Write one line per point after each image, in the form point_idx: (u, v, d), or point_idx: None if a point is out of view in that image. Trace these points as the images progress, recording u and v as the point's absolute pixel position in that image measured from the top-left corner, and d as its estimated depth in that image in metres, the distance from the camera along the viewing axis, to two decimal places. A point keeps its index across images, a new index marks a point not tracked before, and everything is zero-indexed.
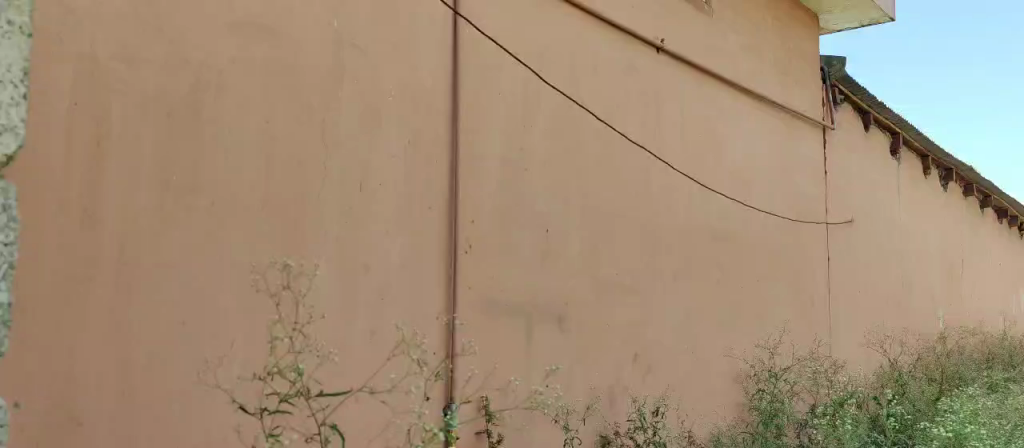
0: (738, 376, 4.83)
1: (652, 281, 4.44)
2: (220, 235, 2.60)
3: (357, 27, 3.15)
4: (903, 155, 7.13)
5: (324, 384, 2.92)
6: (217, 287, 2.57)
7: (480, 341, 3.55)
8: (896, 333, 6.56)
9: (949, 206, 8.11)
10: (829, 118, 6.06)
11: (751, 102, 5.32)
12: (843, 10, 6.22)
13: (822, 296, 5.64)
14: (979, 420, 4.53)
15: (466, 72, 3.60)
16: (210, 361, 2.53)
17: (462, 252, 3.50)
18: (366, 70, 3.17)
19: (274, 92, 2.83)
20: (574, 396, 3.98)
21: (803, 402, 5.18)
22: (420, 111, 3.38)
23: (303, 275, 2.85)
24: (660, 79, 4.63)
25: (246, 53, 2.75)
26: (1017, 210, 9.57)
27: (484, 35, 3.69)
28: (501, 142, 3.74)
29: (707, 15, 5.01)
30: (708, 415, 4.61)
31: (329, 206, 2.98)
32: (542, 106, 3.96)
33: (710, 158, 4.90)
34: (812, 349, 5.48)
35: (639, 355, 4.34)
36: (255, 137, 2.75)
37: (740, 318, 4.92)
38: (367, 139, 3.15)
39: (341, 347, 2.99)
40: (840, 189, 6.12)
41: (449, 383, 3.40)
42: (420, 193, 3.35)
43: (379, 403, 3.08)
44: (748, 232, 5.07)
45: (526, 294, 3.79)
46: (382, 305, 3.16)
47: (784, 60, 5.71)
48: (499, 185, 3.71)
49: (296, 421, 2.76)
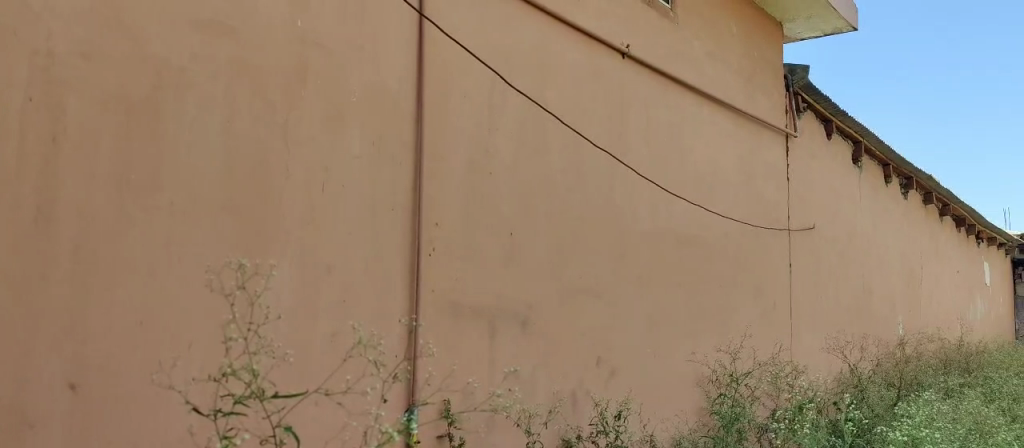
0: (700, 380, 5.01)
1: (619, 286, 4.37)
2: (178, 242, 2.39)
3: (321, 21, 2.90)
4: (835, 140, 7.60)
5: (280, 385, 2.63)
6: (176, 288, 2.38)
7: (444, 344, 3.27)
8: (844, 336, 7.15)
9: (878, 194, 8.70)
10: (791, 125, 6.62)
11: (716, 107, 5.57)
12: (806, 19, 6.77)
13: (779, 302, 6.04)
14: (935, 425, 4.61)
15: (434, 71, 3.35)
16: (165, 363, 2.34)
17: (427, 254, 3.22)
18: (332, 67, 2.92)
19: (237, 89, 2.60)
20: (537, 399, 3.74)
21: (764, 407, 5.42)
22: (387, 113, 3.12)
23: (260, 275, 2.61)
24: (627, 84, 4.62)
25: (209, 50, 2.52)
26: (942, 192, 10.43)
27: (447, 34, 3.43)
28: (468, 145, 3.49)
29: (672, 21, 5.13)
30: (671, 418, 4.72)
31: (290, 211, 2.73)
32: (506, 108, 3.72)
33: (673, 164, 4.98)
34: (775, 355, 5.82)
35: (602, 357, 4.19)
36: (218, 137, 2.52)
37: (703, 322, 5.09)
38: (334, 141, 2.90)
39: (299, 348, 2.71)
40: (799, 193, 6.67)
41: (411, 385, 3.09)
42: (382, 196, 3.07)
43: (336, 406, 2.80)
44: (710, 236, 5.27)
45: (492, 298, 3.53)
46: (345, 308, 2.89)
47: (747, 67, 6.09)
48: (464, 186, 3.45)
49: (250, 422, 2.50)
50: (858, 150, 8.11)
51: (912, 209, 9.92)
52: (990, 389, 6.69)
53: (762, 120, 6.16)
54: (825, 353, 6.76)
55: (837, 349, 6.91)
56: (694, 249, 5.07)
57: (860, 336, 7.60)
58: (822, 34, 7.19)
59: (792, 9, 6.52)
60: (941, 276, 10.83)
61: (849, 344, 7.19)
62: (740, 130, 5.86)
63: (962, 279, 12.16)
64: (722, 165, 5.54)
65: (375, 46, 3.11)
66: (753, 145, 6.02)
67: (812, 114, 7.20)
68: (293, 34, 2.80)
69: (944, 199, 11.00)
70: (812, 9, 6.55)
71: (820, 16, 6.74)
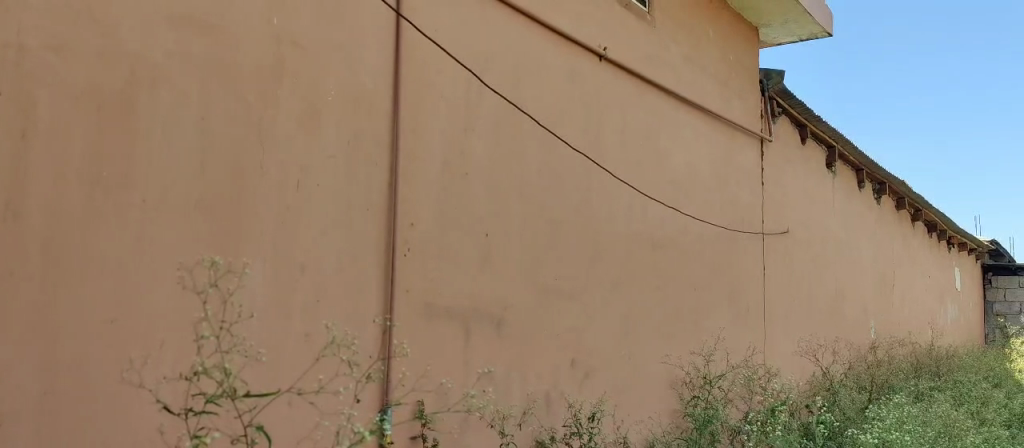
0: (674, 382, 5.02)
1: (593, 288, 4.37)
2: (150, 240, 2.37)
3: (297, 20, 2.89)
4: (809, 145, 7.65)
5: (252, 384, 2.61)
6: (148, 286, 2.36)
7: (418, 344, 3.25)
8: (816, 340, 7.19)
9: (851, 199, 8.77)
10: (766, 130, 6.66)
11: (692, 110, 5.59)
12: (781, 25, 6.81)
13: (752, 304, 6.07)
14: (905, 428, 4.66)
15: (411, 72, 3.34)
16: (135, 361, 2.32)
17: (402, 254, 3.21)
18: (307, 65, 2.91)
19: (212, 86, 2.58)
20: (511, 400, 3.73)
21: (737, 410, 5.44)
22: (363, 112, 3.11)
23: (232, 273, 2.59)
24: (604, 86, 4.63)
25: (183, 47, 2.50)
26: (914, 197, 10.53)
27: (424, 34, 3.42)
28: (444, 146, 3.48)
29: (649, 24, 5.15)
30: (645, 419, 4.73)
31: (264, 210, 2.71)
32: (482, 109, 3.72)
33: (649, 167, 5.00)
34: (748, 357, 5.85)
35: (577, 359, 4.19)
36: (192, 135, 2.50)
37: (677, 324, 5.10)
38: (308, 139, 2.88)
39: (271, 347, 2.69)
40: (773, 197, 6.71)
41: (384, 385, 3.07)
42: (356, 196, 3.06)
43: (308, 406, 2.78)
44: (684, 238, 5.29)
45: (466, 299, 3.52)
46: (318, 307, 2.87)
47: (723, 71, 6.12)
48: (440, 186, 3.44)
49: (222, 421, 2.47)
50: (832, 155, 8.17)
51: (885, 214, 10.01)
52: (959, 393, 6.78)
53: (738, 124, 6.19)
54: (798, 357, 6.81)
55: (809, 352, 6.96)
56: (668, 252, 5.09)
57: (833, 339, 7.66)
58: (798, 40, 7.24)
59: (769, 14, 6.56)
60: (913, 281, 10.93)
61: (822, 347, 7.24)
62: (715, 134, 5.89)
63: (934, 284, 12.29)
64: (697, 168, 5.56)
65: (352, 45, 3.10)
66: (727, 149, 6.05)
67: (786, 118, 7.24)
68: (269, 32, 2.78)
69: (916, 205, 11.11)
70: (787, 14, 6.59)
71: (796, 22, 6.79)
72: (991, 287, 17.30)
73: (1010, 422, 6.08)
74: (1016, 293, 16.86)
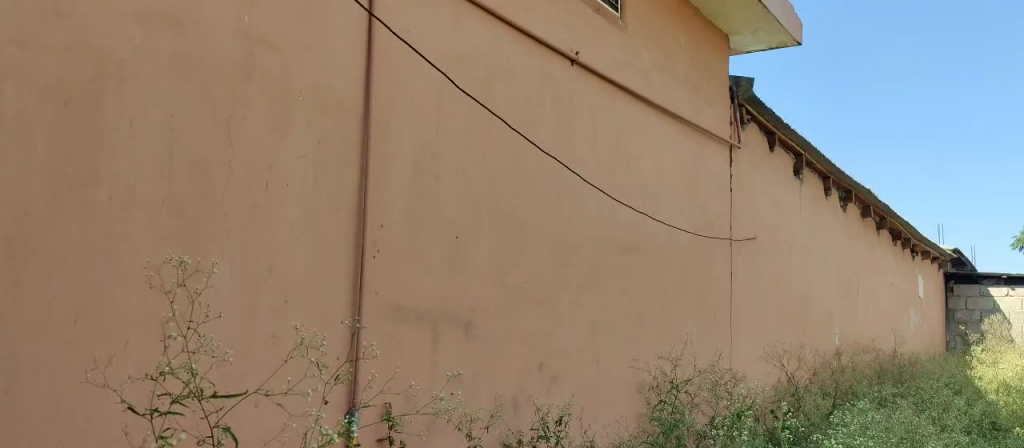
0: (641, 386, 5.04)
1: (563, 292, 4.38)
2: (115, 239, 2.34)
3: (268, 19, 2.87)
4: (777, 152, 7.73)
5: (220, 385, 2.59)
6: (114, 284, 2.33)
7: (386, 346, 3.24)
8: (782, 346, 7.26)
9: (818, 207, 8.87)
10: (735, 136, 6.72)
11: (662, 115, 5.62)
12: (752, 32, 6.87)
13: (720, 310, 6.12)
14: (868, 433, 4.73)
15: (382, 73, 3.33)
16: (99, 361, 2.29)
17: (371, 256, 3.21)
18: (278, 65, 2.89)
19: (181, 85, 2.55)
20: (478, 403, 3.72)
21: (703, 415, 5.47)
22: (334, 112, 3.10)
23: (200, 273, 2.56)
24: (575, 90, 4.65)
25: (152, 43, 2.48)
26: (879, 205, 10.67)
27: (396, 35, 3.42)
28: (415, 147, 3.48)
29: (621, 30, 5.17)
30: (612, 424, 4.75)
31: (233, 209, 2.69)
32: (454, 112, 3.72)
33: (619, 172, 5.03)
34: (714, 362, 5.88)
35: (545, 362, 4.20)
36: (161, 133, 2.48)
37: (645, 329, 5.13)
38: (278, 139, 2.87)
39: (239, 348, 2.66)
40: (741, 204, 6.77)
41: (352, 388, 3.06)
42: (326, 196, 3.05)
43: (275, 407, 2.76)
44: (653, 243, 5.32)
45: (435, 301, 3.52)
46: (287, 308, 2.86)
47: (693, 78, 6.16)
48: (411, 188, 3.44)
49: (188, 422, 2.45)
50: (799, 162, 8.26)
51: (850, 222, 10.12)
52: (921, 399, 6.87)
53: (706, 130, 6.24)
54: (764, 362, 6.86)
55: (775, 358, 7.02)
56: (637, 257, 5.11)
57: (799, 345, 7.73)
58: (768, 48, 7.31)
59: (740, 21, 6.61)
60: (877, 288, 11.07)
61: (787, 353, 7.31)
62: (685, 140, 5.94)
63: (897, 291, 12.44)
64: (666, 174, 5.60)
65: (323, 45, 3.08)
66: (697, 155, 6.09)
67: (755, 125, 7.31)
68: (240, 30, 2.76)
69: (881, 213, 11.25)
70: (758, 23, 6.65)
71: (766, 30, 6.85)
72: (953, 295, 17.58)
73: (971, 427, 6.18)
74: (976, 301, 17.10)
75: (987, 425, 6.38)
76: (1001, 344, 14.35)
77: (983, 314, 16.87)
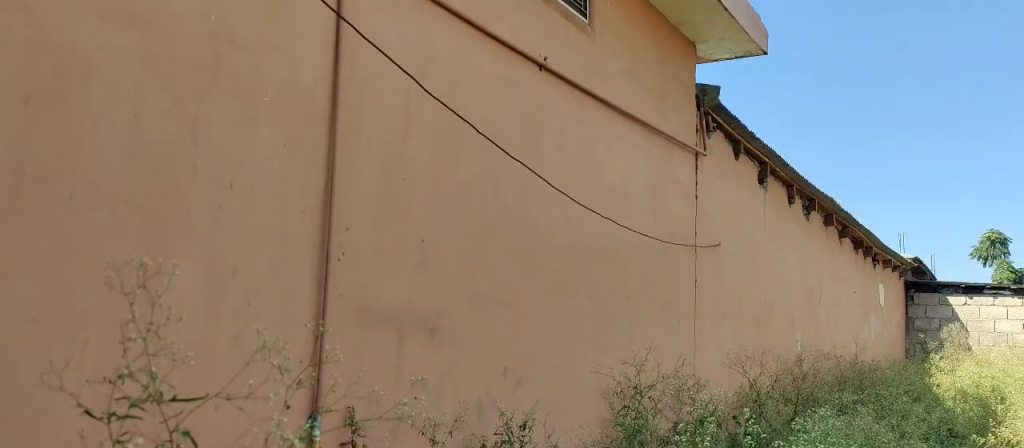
0: (605, 391, 5.06)
1: (528, 297, 4.38)
2: (75, 239, 2.30)
3: (236, 18, 2.84)
4: (741, 161, 7.80)
5: (180, 389, 2.55)
6: (72, 285, 2.29)
7: (350, 350, 3.22)
8: (745, 353, 7.32)
9: (781, 215, 8.96)
10: (700, 144, 6.77)
11: (629, 122, 5.65)
12: (719, 41, 6.92)
13: (684, 316, 6.16)
14: (828, 440, 4.78)
15: (350, 75, 3.32)
16: (56, 363, 2.24)
17: (336, 259, 3.19)
18: (245, 65, 2.87)
19: (145, 84, 2.52)
20: (442, 408, 3.71)
21: (666, 420, 5.53)
22: (300, 114, 3.08)
23: (162, 274, 2.53)
24: (543, 96, 4.66)
25: (116, 40, 2.44)
26: (841, 214, 10.80)
27: (364, 37, 3.40)
28: (382, 150, 3.46)
29: (589, 36, 5.20)
30: (575, 429, 4.74)
31: (197, 210, 2.66)
32: (421, 115, 3.70)
33: (586, 177, 5.04)
34: (678, 368, 5.92)
35: (509, 367, 4.19)
36: (124, 132, 2.45)
37: (609, 335, 5.14)
38: (243, 140, 2.84)
39: (201, 351, 2.63)
40: (706, 211, 6.82)
41: (315, 391, 3.03)
42: (291, 198, 3.02)
43: (236, 411, 2.73)
44: (619, 249, 5.34)
45: (400, 305, 3.50)
46: (249, 310, 2.83)
47: (660, 85, 6.19)
48: (377, 190, 3.42)
49: (146, 427, 2.41)
50: (764, 171, 8.34)
51: (813, 230, 10.23)
52: (880, 407, 6.97)
53: (673, 137, 6.28)
54: (727, 368, 6.91)
55: (738, 364, 7.07)
56: (603, 262, 5.13)
57: (761, 352, 7.79)
58: (734, 57, 7.38)
59: (707, 30, 6.66)
60: (838, 297, 11.20)
61: (750, 360, 7.36)
62: (652, 147, 5.97)
63: (858, 299, 12.59)
64: (633, 180, 5.62)
65: (290, 46, 3.06)
66: (663, 161, 6.12)
67: (721, 133, 7.37)
68: (206, 28, 2.73)
69: (843, 221, 11.38)
70: (724, 32, 6.71)
71: (732, 39, 6.91)
72: (913, 303, 17.83)
73: (928, 434, 6.27)
74: (934, 310, 17.36)
75: (944, 432, 6.48)
76: (959, 351, 14.58)
77: (942, 322, 17.14)
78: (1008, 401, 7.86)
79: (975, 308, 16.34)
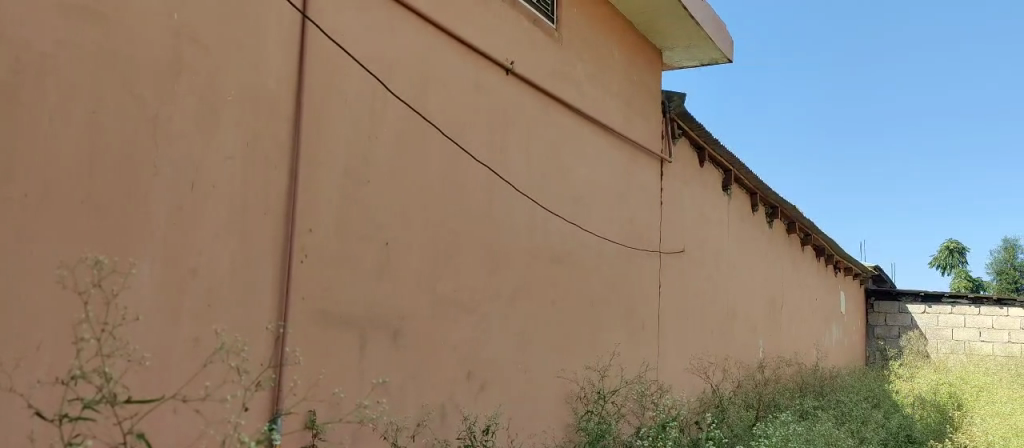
0: (569, 396, 5.06)
1: (492, 300, 4.37)
2: (28, 237, 2.25)
3: (199, 16, 2.80)
4: (706, 167, 7.84)
5: (137, 390, 2.50)
6: (23, 284, 2.23)
7: (311, 352, 3.19)
8: (708, 359, 7.36)
9: (745, 222, 9.02)
10: (665, 150, 6.80)
11: (595, 127, 5.66)
12: (684, 48, 6.96)
13: (648, 322, 6.18)
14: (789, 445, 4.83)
15: (315, 75, 3.29)
16: (7, 364, 2.19)
17: (298, 261, 3.15)
18: (207, 64, 2.83)
19: (104, 81, 2.48)
20: (405, 413, 3.68)
21: (628, 425, 5.54)
22: (264, 114, 3.05)
23: (119, 274, 2.48)
24: (509, 100, 4.65)
25: (74, 36, 2.40)
26: (804, 222, 10.90)
27: (330, 38, 3.38)
28: (346, 152, 3.43)
29: (557, 42, 5.20)
30: (538, 434, 4.73)
31: (157, 210, 2.62)
32: (387, 117, 3.68)
33: (551, 182, 5.04)
34: (641, 373, 5.93)
35: (472, 371, 4.17)
36: (81, 129, 2.40)
37: (573, 339, 5.14)
38: (206, 139, 2.80)
39: (158, 353, 2.58)
40: (670, 217, 6.85)
41: (274, 393, 3.00)
42: (253, 199, 2.99)
43: (192, 413, 2.69)
44: (584, 254, 5.34)
45: (363, 308, 3.47)
46: (209, 312, 2.78)
47: (626, 90, 6.21)
48: (341, 192, 3.39)
49: (99, 428, 2.36)
50: (728, 178, 8.39)
51: (776, 238, 10.32)
52: (840, 413, 7.03)
53: (638, 143, 6.30)
54: (690, 374, 6.95)
55: (700, 370, 7.11)
56: (567, 267, 5.13)
57: (723, 357, 7.83)
58: (700, 64, 7.43)
59: (674, 37, 6.69)
60: (800, 305, 11.30)
61: (712, 366, 7.40)
62: (618, 153, 5.99)
63: (819, 307, 12.71)
64: (598, 185, 5.64)
65: (254, 45, 3.03)
66: (628, 167, 6.14)
67: (685, 140, 7.40)
68: (168, 26, 2.69)
69: (805, 229, 11.49)
70: (690, 39, 6.75)
71: (698, 47, 6.96)
72: (873, 311, 18.04)
73: (887, 440, 6.33)
74: (894, 317, 17.57)
75: (902, 438, 6.55)
76: (918, 359, 14.78)
77: (901, 329, 17.35)
78: (965, 408, 7.96)
79: (933, 316, 16.58)
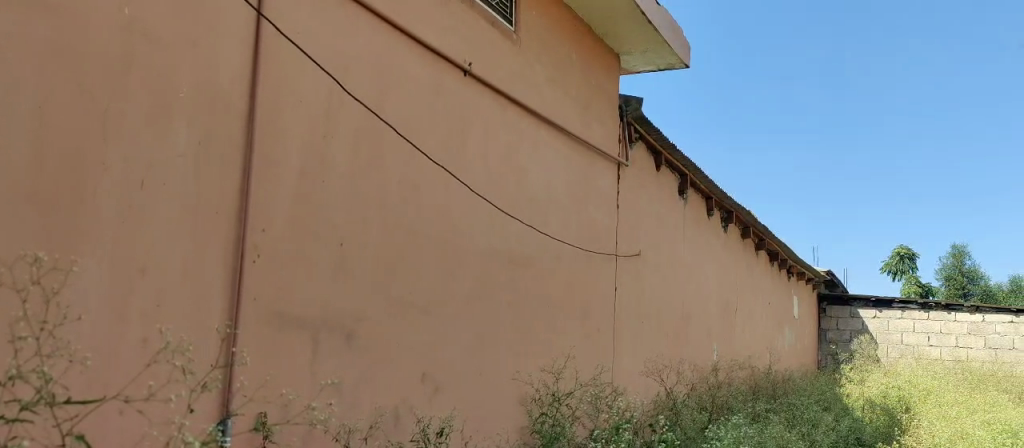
0: (524, 398, 5.05)
1: (447, 302, 4.35)
2: None
3: (151, 11, 2.75)
4: (662, 171, 7.88)
5: (79, 391, 2.45)
6: None
7: (261, 353, 3.14)
8: (662, 362, 7.40)
9: (700, 225, 9.08)
10: (622, 154, 6.83)
11: (552, 129, 5.66)
12: (642, 52, 7.00)
13: (603, 324, 6.20)
14: None
15: (270, 73, 3.25)
16: None
17: (251, 262, 3.11)
18: (159, 59, 2.78)
19: (52, 76, 2.42)
20: (358, 415, 3.64)
21: (583, 427, 5.57)
22: (216, 112, 3.00)
23: (61, 273, 2.42)
24: (466, 101, 4.64)
25: (21, 29, 2.34)
26: (757, 226, 10.99)
27: (285, 36, 3.34)
28: (301, 152, 3.39)
29: (515, 44, 5.20)
30: (492, 436, 4.72)
31: (105, 208, 2.56)
32: (343, 116, 3.65)
33: (508, 184, 5.04)
34: (596, 376, 5.96)
35: (427, 373, 4.15)
36: (26, 124, 2.34)
37: (528, 341, 5.13)
38: (156, 137, 2.75)
39: (102, 352, 2.53)
40: (626, 220, 6.87)
41: (223, 394, 2.95)
42: (205, 197, 2.94)
43: (136, 414, 2.63)
44: (540, 256, 5.34)
45: (317, 309, 3.44)
46: (157, 312, 2.73)
47: (584, 94, 6.23)
48: (295, 192, 3.35)
49: (37, 430, 2.31)
50: (683, 182, 8.45)
51: (730, 242, 10.40)
52: (792, 415, 7.12)
53: (596, 146, 6.32)
54: (644, 377, 6.98)
55: (654, 373, 7.15)
56: (523, 269, 5.13)
57: (678, 360, 7.88)
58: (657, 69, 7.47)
59: (631, 41, 6.72)
60: (754, 308, 11.41)
61: (667, 368, 7.45)
62: (574, 156, 5.99)
63: (773, 311, 12.82)
64: (554, 189, 5.64)
65: (208, 42, 2.98)
66: (585, 170, 6.15)
67: (642, 143, 7.44)
68: (120, 20, 2.64)
69: (759, 234, 11.59)
70: (647, 44, 6.78)
71: (654, 51, 6.99)
72: (825, 315, 18.25)
73: (837, 442, 6.43)
74: (845, 322, 17.79)
75: (852, 441, 6.66)
76: (869, 363, 14.98)
77: (853, 334, 17.56)
78: (913, 411, 8.11)
79: (884, 321, 16.83)
